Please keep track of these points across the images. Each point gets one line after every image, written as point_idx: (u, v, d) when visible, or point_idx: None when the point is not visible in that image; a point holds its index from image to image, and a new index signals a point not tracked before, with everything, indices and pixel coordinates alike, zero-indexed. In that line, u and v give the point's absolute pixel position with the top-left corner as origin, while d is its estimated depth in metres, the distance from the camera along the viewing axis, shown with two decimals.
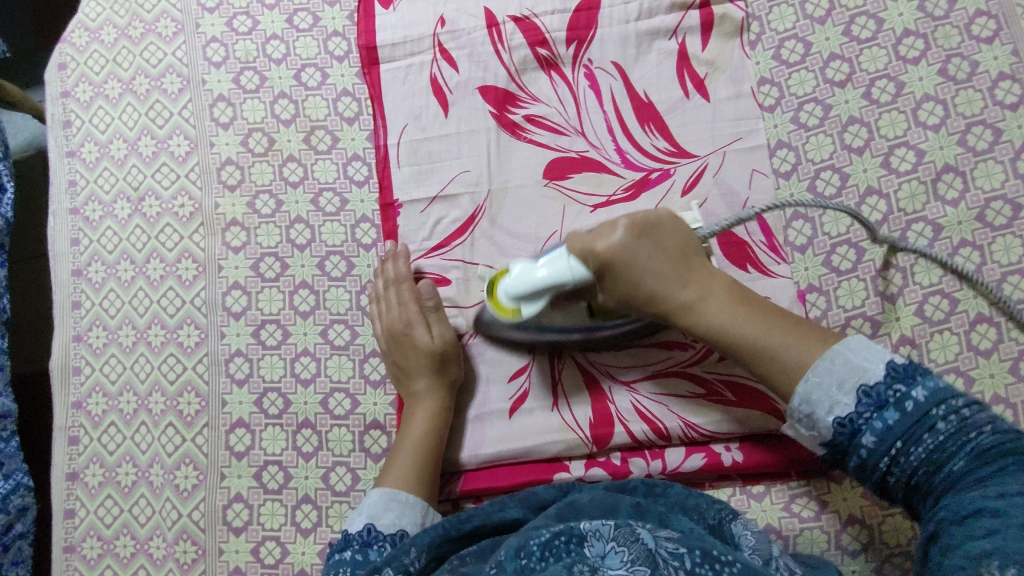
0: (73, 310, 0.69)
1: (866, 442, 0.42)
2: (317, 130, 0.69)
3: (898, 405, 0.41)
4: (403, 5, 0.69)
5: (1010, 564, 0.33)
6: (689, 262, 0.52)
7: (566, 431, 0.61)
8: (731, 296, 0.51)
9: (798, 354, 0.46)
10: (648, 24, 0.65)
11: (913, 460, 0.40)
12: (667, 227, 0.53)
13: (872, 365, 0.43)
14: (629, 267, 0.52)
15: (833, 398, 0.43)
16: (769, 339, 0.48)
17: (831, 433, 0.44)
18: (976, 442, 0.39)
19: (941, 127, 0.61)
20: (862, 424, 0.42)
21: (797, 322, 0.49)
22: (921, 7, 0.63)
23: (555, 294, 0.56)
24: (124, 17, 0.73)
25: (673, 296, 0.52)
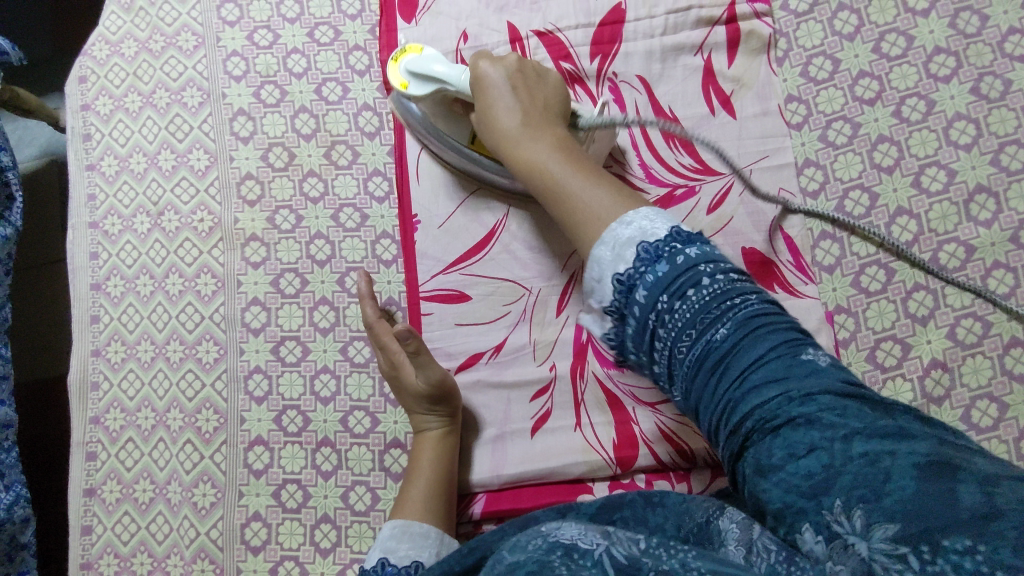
0: (91, 324, 0.68)
1: (641, 299, 0.43)
2: (337, 145, 0.69)
3: (670, 259, 0.43)
4: (425, 20, 0.68)
5: (855, 506, 0.33)
6: (549, 116, 0.54)
7: (590, 452, 0.60)
8: (557, 147, 0.52)
9: (601, 204, 0.47)
10: (674, 39, 0.65)
11: (676, 321, 0.42)
12: (546, 85, 0.56)
13: (658, 228, 0.44)
14: (487, 97, 0.55)
15: (606, 251, 0.45)
16: (571, 184, 0.49)
17: (610, 294, 0.45)
18: (735, 312, 0.41)
19: (973, 146, 0.60)
20: (636, 278, 0.43)
21: (606, 184, 0.49)
22: (953, 25, 0.62)
23: (444, 95, 0.60)
24: (145, 31, 0.73)
25: (508, 126, 0.54)
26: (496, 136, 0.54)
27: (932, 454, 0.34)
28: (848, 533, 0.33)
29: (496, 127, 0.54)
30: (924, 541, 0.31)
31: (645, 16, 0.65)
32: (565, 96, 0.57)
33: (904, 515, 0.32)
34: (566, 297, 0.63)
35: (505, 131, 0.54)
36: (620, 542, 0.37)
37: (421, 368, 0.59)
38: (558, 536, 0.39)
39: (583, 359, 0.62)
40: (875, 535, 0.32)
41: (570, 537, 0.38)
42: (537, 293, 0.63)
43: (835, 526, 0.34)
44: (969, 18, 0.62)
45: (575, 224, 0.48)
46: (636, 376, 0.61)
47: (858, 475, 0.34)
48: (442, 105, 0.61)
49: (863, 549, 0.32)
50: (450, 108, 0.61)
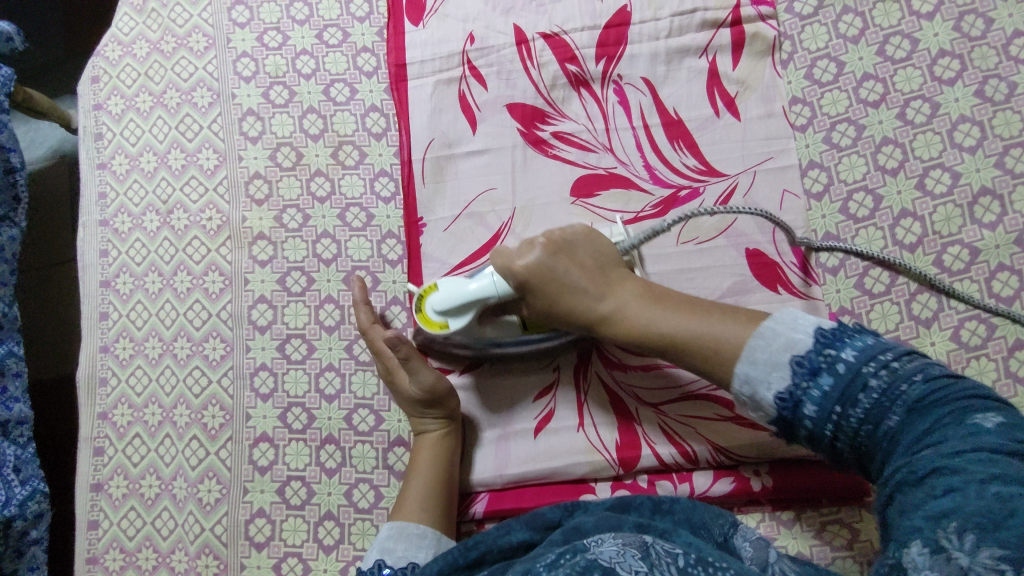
0: (100, 321, 0.69)
1: (809, 412, 0.44)
2: (345, 145, 0.69)
3: (831, 369, 0.43)
4: (433, 23, 0.69)
5: (969, 530, 0.34)
6: (614, 277, 0.56)
7: (592, 453, 0.60)
8: (645, 295, 0.55)
9: (723, 330, 0.49)
10: (679, 41, 0.65)
11: (850, 422, 0.42)
12: (586, 245, 0.57)
13: (802, 334, 0.46)
14: (549, 282, 0.56)
15: (757, 373, 0.46)
16: (694, 327, 0.51)
17: (775, 413, 0.46)
18: (903, 397, 0.41)
19: (978, 149, 0.60)
20: (802, 396, 0.44)
21: (715, 308, 0.52)
22: (957, 28, 0.62)
23: (480, 311, 0.59)
24: (157, 32, 0.74)
25: (584, 301, 0.56)
26: (574, 309, 0.56)
27: None
28: (955, 550, 0.34)
29: (580, 304, 0.56)
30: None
31: (650, 18, 0.66)
32: (604, 239, 0.58)
33: (1016, 544, 0.33)
34: None
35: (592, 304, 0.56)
36: (658, 565, 0.38)
37: (413, 374, 0.59)
38: (597, 553, 0.39)
39: (587, 360, 0.62)
40: (980, 554, 0.33)
41: (608, 559, 0.38)
42: None
43: (943, 543, 0.34)
44: (974, 21, 0.62)
45: (710, 353, 0.50)
46: (639, 376, 0.61)
47: (986, 507, 0.34)
48: (479, 319, 0.60)
49: (965, 562, 0.33)
50: (485, 317, 0.60)
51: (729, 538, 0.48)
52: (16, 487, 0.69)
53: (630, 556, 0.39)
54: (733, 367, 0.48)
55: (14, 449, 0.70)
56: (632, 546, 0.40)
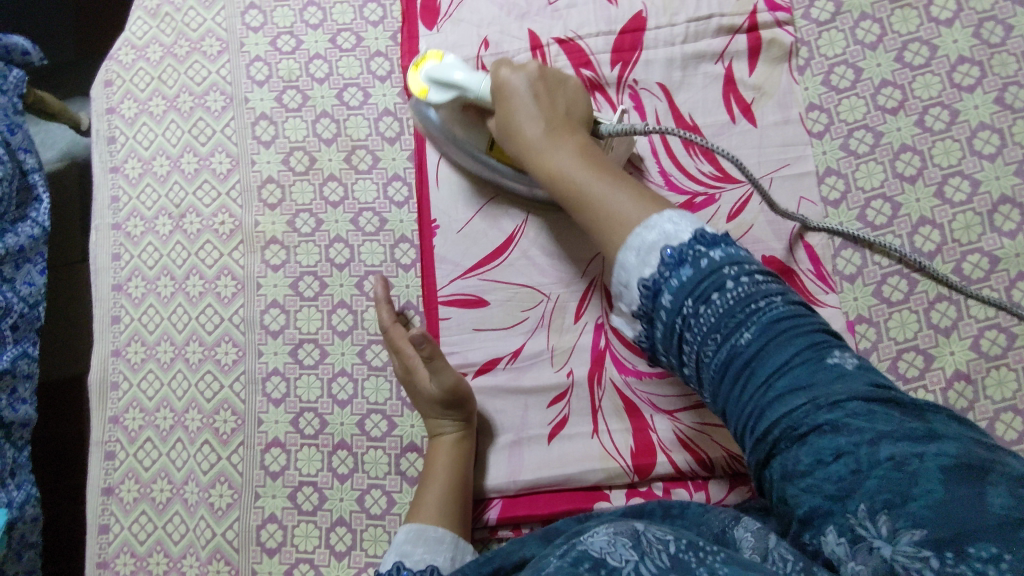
0: (112, 324, 0.69)
1: (666, 304, 0.45)
2: (358, 150, 0.69)
3: (694, 262, 0.44)
4: (447, 27, 0.69)
5: (880, 512, 0.34)
6: (568, 127, 0.54)
7: (607, 460, 0.60)
8: (582, 154, 0.53)
9: (626, 208, 0.48)
10: (695, 47, 0.65)
11: (703, 327, 0.43)
12: (565, 93, 0.56)
13: (682, 233, 0.45)
14: (508, 105, 0.56)
15: (634, 255, 0.46)
16: (598, 188, 0.50)
17: (637, 297, 0.46)
18: (759, 316, 0.42)
19: (997, 156, 0.60)
20: (662, 283, 0.45)
21: (635, 188, 0.50)
22: (977, 34, 0.62)
23: (462, 101, 0.60)
24: (170, 36, 0.74)
25: (533, 136, 0.54)
26: (520, 144, 0.55)
27: (960, 457, 0.34)
28: (874, 538, 0.34)
29: (518, 136, 0.55)
30: (947, 547, 0.32)
31: (666, 23, 0.65)
32: (587, 100, 0.57)
33: (925, 518, 0.33)
34: (584, 304, 0.63)
35: (529, 143, 0.54)
36: (650, 554, 0.36)
37: (435, 374, 0.59)
38: (587, 545, 0.37)
39: (602, 366, 0.62)
40: (901, 540, 0.33)
41: (599, 550, 0.37)
42: (556, 299, 0.63)
43: (858, 531, 0.34)
44: (993, 27, 0.62)
45: (608, 227, 0.49)
46: (654, 383, 0.61)
47: (885, 480, 0.34)
48: (460, 112, 0.61)
49: (886, 551, 0.33)
50: (468, 113, 0.61)
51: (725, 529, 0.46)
52: (12, 491, 0.69)
53: (621, 545, 0.37)
54: (619, 245, 0.48)
55: (12, 452, 0.70)
56: (626, 534, 0.38)
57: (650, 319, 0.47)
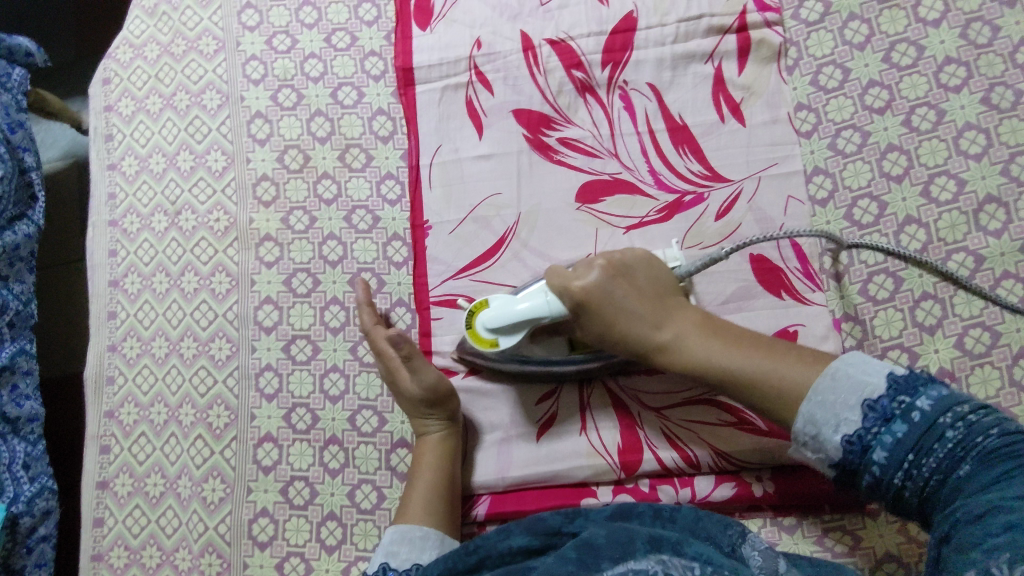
0: (108, 320, 0.70)
1: (877, 458, 0.43)
2: (351, 148, 0.70)
3: (905, 416, 0.43)
4: (440, 28, 0.69)
5: (1019, 561, 0.34)
6: (674, 304, 0.55)
7: (594, 457, 0.60)
8: (706, 328, 0.54)
9: (795, 373, 0.49)
10: (685, 47, 0.65)
11: (925, 470, 0.42)
12: (643, 270, 0.57)
13: (874, 381, 0.45)
14: (606, 301, 0.55)
15: (824, 420, 0.46)
16: (744, 364, 0.51)
17: (840, 454, 0.45)
18: (979, 446, 0.41)
19: (983, 156, 0.60)
20: (871, 441, 0.44)
21: (780, 346, 0.52)
22: (964, 35, 0.62)
23: (533, 327, 0.58)
24: (167, 35, 0.74)
25: (639, 332, 0.55)
26: (634, 340, 0.55)
27: None
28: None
29: (637, 339, 0.55)
30: None
31: (656, 24, 0.66)
32: (665, 268, 0.57)
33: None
34: None
35: (651, 329, 0.55)
36: None
37: (415, 374, 0.60)
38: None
39: (590, 364, 0.62)
40: None
41: None
42: None
43: (993, 570, 0.34)
44: (980, 28, 0.62)
45: (775, 393, 0.49)
46: (641, 381, 0.61)
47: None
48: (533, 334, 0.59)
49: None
50: (538, 335, 0.60)
51: (736, 547, 0.46)
52: (25, 484, 0.70)
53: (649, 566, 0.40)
54: (799, 405, 0.48)
55: (25, 445, 0.71)
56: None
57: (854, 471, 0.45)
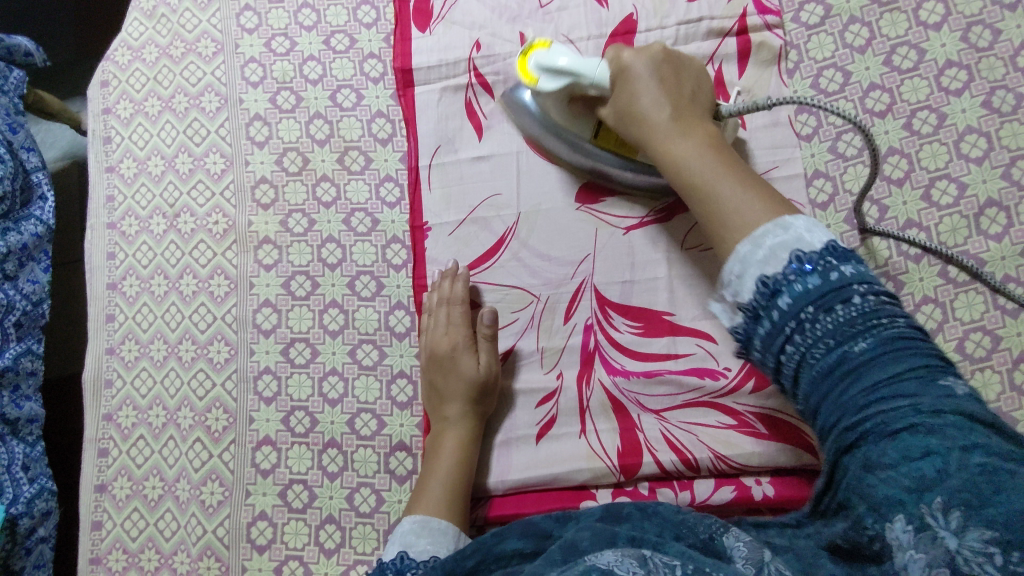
0: (106, 323, 0.70)
1: (782, 304, 0.42)
2: (350, 151, 0.70)
3: (824, 273, 0.41)
4: (439, 29, 0.69)
5: (955, 506, 0.33)
6: (691, 122, 0.53)
7: (594, 459, 0.60)
8: (710, 144, 0.51)
9: (752, 210, 0.46)
10: (685, 49, 0.65)
11: (816, 333, 0.40)
12: (691, 77, 0.56)
13: (814, 238, 0.43)
14: (629, 89, 0.55)
15: (757, 250, 0.44)
16: (715, 180, 0.49)
17: (750, 293, 0.43)
18: (882, 329, 0.39)
19: (984, 160, 0.60)
20: (784, 284, 0.42)
21: (756, 190, 0.48)
22: (965, 38, 0.62)
23: (572, 88, 0.59)
24: (166, 37, 0.74)
25: (657, 122, 0.53)
26: (642, 129, 0.54)
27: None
28: (940, 528, 0.33)
29: (642, 121, 0.54)
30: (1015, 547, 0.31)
31: (656, 26, 0.66)
32: (709, 87, 0.56)
33: (1007, 523, 0.32)
34: (574, 304, 0.63)
35: (658, 124, 0.53)
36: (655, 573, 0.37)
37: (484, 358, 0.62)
38: (596, 568, 0.38)
39: (590, 366, 0.62)
40: (968, 536, 0.32)
41: (606, 564, 0.38)
42: (545, 300, 0.63)
43: (928, 520, 0.34)
44: (982, 32, 0.62)
45: (729, 216, 0.47)
46: (641, 383, 0.61)
47: (969, 480, 0.33)
48: (566, 98, 0.60)
49: (952, 544, 0.33)
50: (574, 104, 0.61)
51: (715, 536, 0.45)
52: (24, 485, 0.70)
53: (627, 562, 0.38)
54: (738, 241, 0.45)
55: (24, 447, 0.71)
56: (632, 565, 0.38)
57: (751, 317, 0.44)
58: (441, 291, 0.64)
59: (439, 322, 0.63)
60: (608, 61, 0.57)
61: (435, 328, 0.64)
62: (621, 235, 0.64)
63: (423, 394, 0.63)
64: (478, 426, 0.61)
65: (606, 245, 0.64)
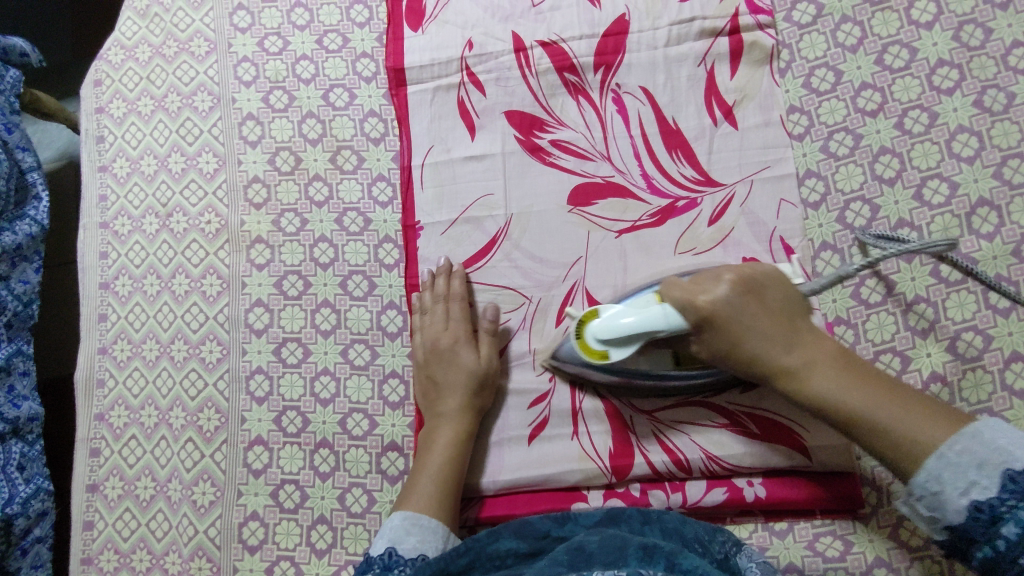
0: (99, 322, 0.70)
1: (1007, 534, 0.41)
2: (343, 150, 0.70)
3: None
4: (432, 29, 0.69)
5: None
6: (800, 329, 0.53)
7: (585, 460, 0.60)
8: (841, 364, 0.51)
9: (917, 429, 0.46)
10: (677, 50, 0.65)
11: None
12: (774, 287, 0.54)
13: (1004, 447, 0.43)
14: (740, 334, 0.53)
15: (961, 477, 0.44)
16: (875, 406, 0.48)
17: (965, 518, 0.43)
18: None
19: (976, 159, 0.60)
20: (998, 512, 0.42)
21: (912, 397, 0.49)
22: (956, 37, 0.62)
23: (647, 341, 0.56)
24: (159, 37, 0.74)
25: (777, 355, 0.52)
26: (772, 370, 0.52)
27: None
28: None
29: (765, 363, 0.52)
30: None
31: (647, 26, 0.66)
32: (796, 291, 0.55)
33: None
34: (566, 306, 0.63)
35: (800, 367, 0.51)
36: None
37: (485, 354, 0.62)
38: None
39: None
40: None
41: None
42: (537, 302, 0.63)
43: None
44: (973, 31, 0.62)
45: (902, 443, 0.47)
46: (633, 386, 0.61)
47: None
48: (644, 348, 0.57)
49: None
50: (649, 346, 0.58)
51: (730, 556, 0.48)
52: (20, 485, 0.69)
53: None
54: (926, 457, 0.45)
55: (23, 446, 0.71)
56: None
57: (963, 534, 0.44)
58: (440, 288, 0.64)
59: (437, 319, 0.64)
60: (673, 304, 0.54)
61: (433, 326, 0.64)
62: (613, 238, 0.63)
63: (419, 387, 0.64)
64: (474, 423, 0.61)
65: (599, 247, 0.63)
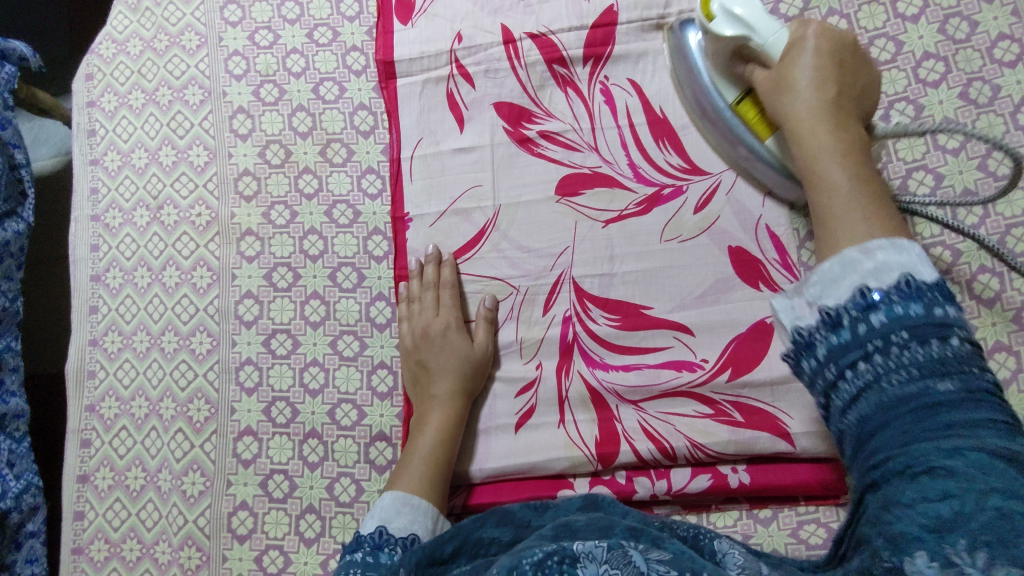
0: (89, 314, 0.70)
1: (872, 322, 0.38)
2: (333, 143, 0.70)
3: (929, 306, 0.38)
4: (421, 22, 0.69)
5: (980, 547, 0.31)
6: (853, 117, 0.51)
7: (571, 448, 0.60)
8: (853, 156, 0.49)
9: (857, 214, 0.44)
10: (666, 42, 0.65)
11: (901, 360, 0.37)
12: (863, 74, 0.53)
13: (926, 269, 0.39)
14: (794, 57, 0.54)
15: (864, 260, 0.41)
16: (846, 181, 0.47)
17: (840, 299, 0.40)
18: (971, 376, 0.36)
19: (961, 151, 0.60)
20: (882, 303, 0.38)
21: (870, 194, 0.46)
22: (942, 30, 0.62)
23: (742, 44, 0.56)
24: (150, 30, 0.75)
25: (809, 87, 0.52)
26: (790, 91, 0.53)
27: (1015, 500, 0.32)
28: (966, 566, 0.31)
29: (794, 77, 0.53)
30: None
31: (636, 18, 0.66)
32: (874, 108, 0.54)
33: None
34: (553, 296, 0.63)
35: (813, 105, 0.51)
36: None
37: (479, 338, 0.63)
38: None
39: (569, 358, 0.62)
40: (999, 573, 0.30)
41: None
42: (525, 291, 0.64)
43: (953, 559, 0.32)
44: (959, 23, 0.62)
45: (834, 213, 0.45)
46: (620, 374, 0.61)
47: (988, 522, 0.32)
48: (731, 52, 0.57)
49: None
50: (736, 57, 0.58)
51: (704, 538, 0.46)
52: (10, 479, 0.69)
53: None
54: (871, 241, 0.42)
55: (8, 443, 0.71)
56: None
57: (805, 342, 0.41)
58: (430, 277, 0.65)
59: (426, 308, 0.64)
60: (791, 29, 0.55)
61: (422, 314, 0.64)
62: (600, 228, 0.64)
63: (409, 373, 0.64)
64: (464, 408, 0.62)
65: (586, 237, 0.64)
